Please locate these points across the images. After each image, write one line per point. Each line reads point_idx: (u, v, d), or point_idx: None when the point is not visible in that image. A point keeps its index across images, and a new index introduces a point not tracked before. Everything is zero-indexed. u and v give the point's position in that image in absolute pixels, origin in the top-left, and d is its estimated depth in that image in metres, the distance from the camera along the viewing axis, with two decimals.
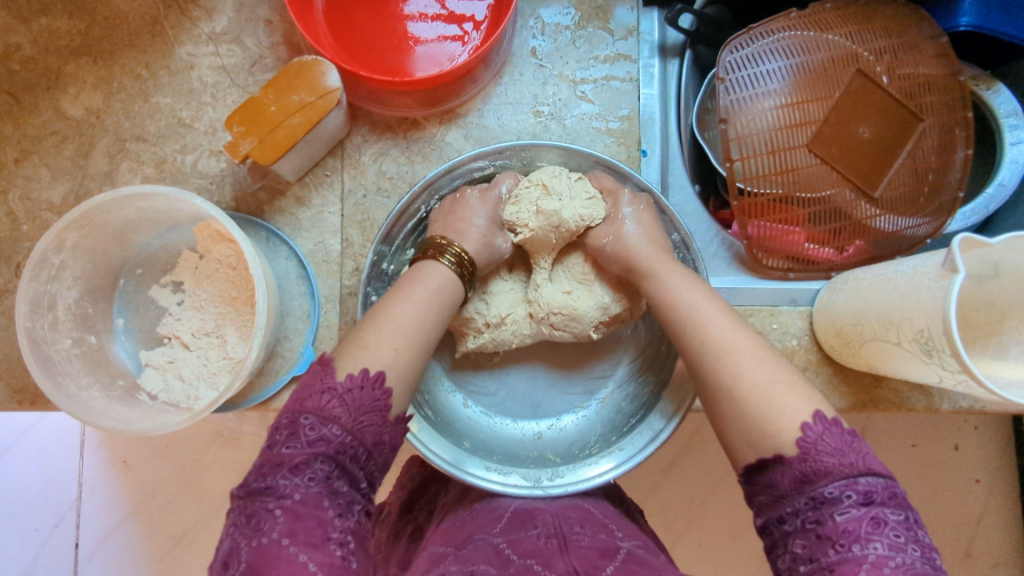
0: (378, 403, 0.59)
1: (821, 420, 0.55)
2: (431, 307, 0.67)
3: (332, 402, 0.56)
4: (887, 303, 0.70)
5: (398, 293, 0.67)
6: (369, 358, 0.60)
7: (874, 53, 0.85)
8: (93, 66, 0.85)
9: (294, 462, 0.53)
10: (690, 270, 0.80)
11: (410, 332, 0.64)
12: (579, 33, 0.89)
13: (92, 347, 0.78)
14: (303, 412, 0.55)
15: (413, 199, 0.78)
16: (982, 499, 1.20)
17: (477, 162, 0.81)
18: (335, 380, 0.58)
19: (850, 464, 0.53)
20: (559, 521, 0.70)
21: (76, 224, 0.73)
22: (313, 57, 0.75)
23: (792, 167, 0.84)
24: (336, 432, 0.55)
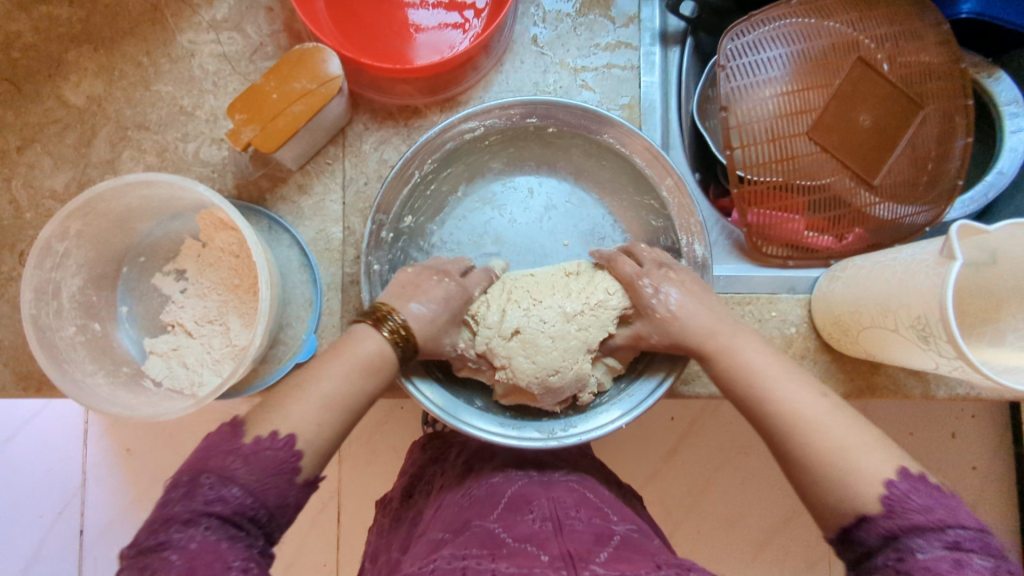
0: (285, 464, 0.58)
1: (907, 477, 0.54)
2: (355, 377, 0.63)
3: (236, 463, 0.56)
4: (886, 292, 0.71)
5: (315, 369, 0.63)
6: (279, 422, 0.59)
7: (875, 41, 0.85)
8: (94, 54, 0.85)
9: (186, 518, 0.52)
10: (691, 224, 0.79)
11: (325, 405, 0.61)
12: (579, 21, 0.88)
13: (97, 334, 0.79)
14: (204, 472, 0.55)
15: (406, 165, 0.77)
16: (977, 485, 1.21)
17: (467, 124, 0.80)
18: (241, 442, 0.57)
19: (939, 521, 0.51)
20: (556, 508, 0.70)
21: (79, 212, 0.73)
22: (314, 45, 0.75)
23: (792, 155, 0.84)
24: (234, 492, 0.55)
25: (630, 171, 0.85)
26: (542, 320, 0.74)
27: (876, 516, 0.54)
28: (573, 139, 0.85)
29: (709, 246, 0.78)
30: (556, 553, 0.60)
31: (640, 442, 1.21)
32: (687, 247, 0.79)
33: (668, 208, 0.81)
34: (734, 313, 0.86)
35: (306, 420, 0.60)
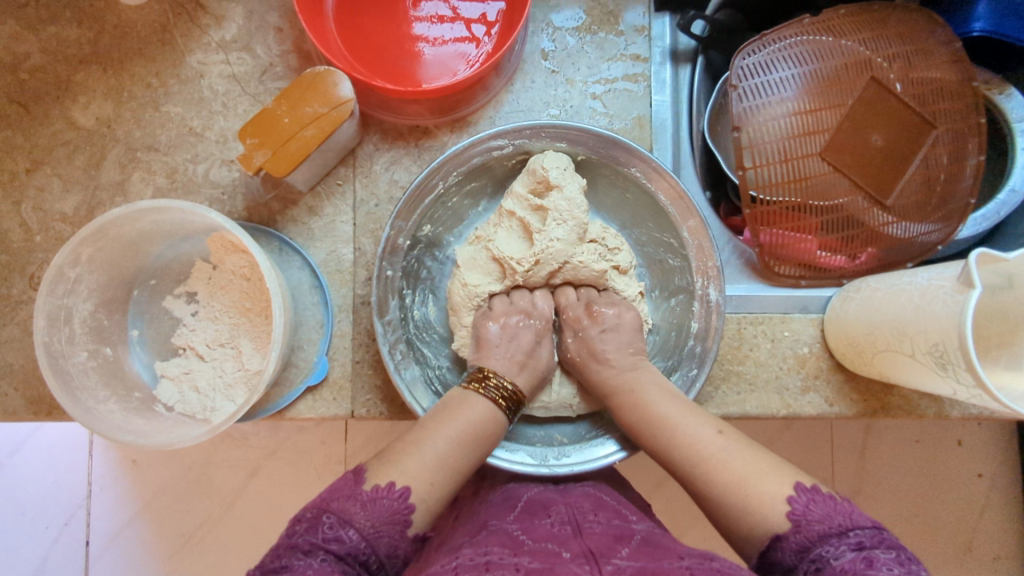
0: (398, 514, 0.59)
1: (804, 492, 0.57)
2: (459, 439, 0.66)
3: (355, 507, 0.57)
4: (902, 316, 0.70)
5: (431, 429, 0.65)
6: (390, 474, 0.60)
7: (887, 60, 0.85)
8: (103, 75, 0.85)
9: (306, 548, 0.53)
10: (708, 267, 0.80)
11: (441, 466, 0.63)
12: (590, 39, 0.88)
13: (108, 358, 0.78)
14: (327, 511, 0.57)
15: (430, 176, 0.77)
16: (985, 494, 1.21)
17: (496, 142, 0.80)
18: (362, 489, 0.59)
19: (838, 526, 0.54)
20: (573, 511, 0.70)
21: (91, 238, 0.73)
22: (325, 68, 0.75)
23: (805, 175, 0.84)
24: (352, 535, 0.56)
25: (653, 206, 0.84)
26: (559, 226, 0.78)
27: (786, 533, 0.56)
28: (599, 167, 0.85)
29: (722, 291, 0.78)
30: (578, 551, 0.61)
31: (647, 455, 1.21)
32: (701, 291, 0.80)
33: (687, 248, 0.81)
34: (747, 334, 0.86)
35: (421, 474, 0.61)
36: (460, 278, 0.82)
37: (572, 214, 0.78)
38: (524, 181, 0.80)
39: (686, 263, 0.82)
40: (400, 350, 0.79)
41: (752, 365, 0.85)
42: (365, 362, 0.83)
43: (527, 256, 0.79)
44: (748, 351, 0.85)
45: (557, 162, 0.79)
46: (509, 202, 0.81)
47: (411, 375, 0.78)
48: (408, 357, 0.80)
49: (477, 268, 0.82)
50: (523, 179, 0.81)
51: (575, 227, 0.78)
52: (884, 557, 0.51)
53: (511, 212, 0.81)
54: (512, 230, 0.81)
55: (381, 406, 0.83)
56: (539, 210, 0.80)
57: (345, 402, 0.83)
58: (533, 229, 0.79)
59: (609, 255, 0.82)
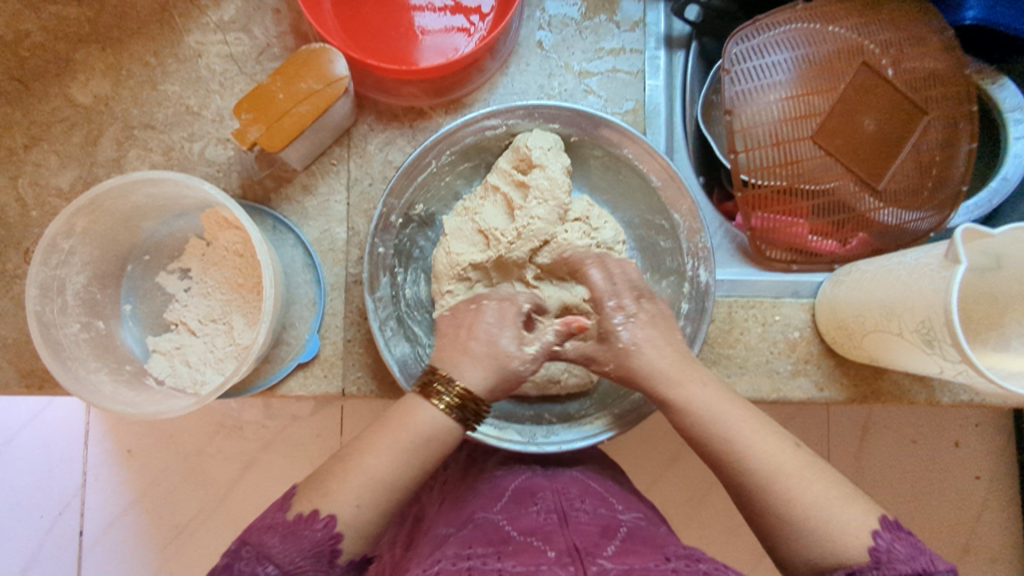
0: (323, 545, 0.60)
1: (889, 527, 0.58)
2: (395, 453, 0.63)
3: (273, 539, 0.60)
4: (890, 296, 0.71)
5: (366, 444, 0.64)
6: (320, 500, 0.61)
7: (880, 46, 0.85)
8: (101, 54, 0.86)
9: (237, 574, 0.58)
10: (699, 247, 0.80)
11: (369, 487, 0.62)
12: (585, 24, 0.89)
13: (100, 331, 0.79)
14: (245, 545, 0.60)
15: (423, 153, 0.78)
16: (981, 493, 1.20)
17: (489, 121, 0.80)
18: (281, 517, 0.61)
19: (917, 568, 0.56)
20: (560, 498, 0.72)
21: (85, 210, 0.73)
22: (320, 45, 0.76)
23: (797, 159, 0.84)
24: (271, 570, 0.59)
25: (647, 190, 0.85)
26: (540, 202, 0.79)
27: (863, 568, 0.57)
28: (591, 150, 0.86)
29: (713, 272, 0.79)
30: (563, 548, 0.61)
31: (641, 447, 1.21)
32: (692, 271, 0.81)
33: (679, 233, 0.82)
34: (737, 317, 0.86)
35: (348, 501, 0.61)
36: (446, 247, 0.81)
37: (554, 194, 0.79)
38: (508, 159, 0.82)
39: (677, 246, 0.83)
40: (391, 327, 0.80)
41: (743, 349, 0.85)
42: (357, 340, 0.84)
43: (511, 229, 0.79)
44: (739, 334, 0.86)
45: (541, 142, 0.80)
46: (494, 177, 0.82)
47: (402, 351, 0.79)
48: (399, 334, 0.80)
49: (463, 238, 0.82)
50: (507, 155, 0.82)
51: (556, 206, 0.80)
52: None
53: (496, 187, 0.82)
54: (497, 204, 0.82)
55: (372, 384, 0.83)
56: (521, 186, 0.81)
57: (336, 379, 0.83)
58: (515, 205, 0.80)
59: (591, 232, 0.81)
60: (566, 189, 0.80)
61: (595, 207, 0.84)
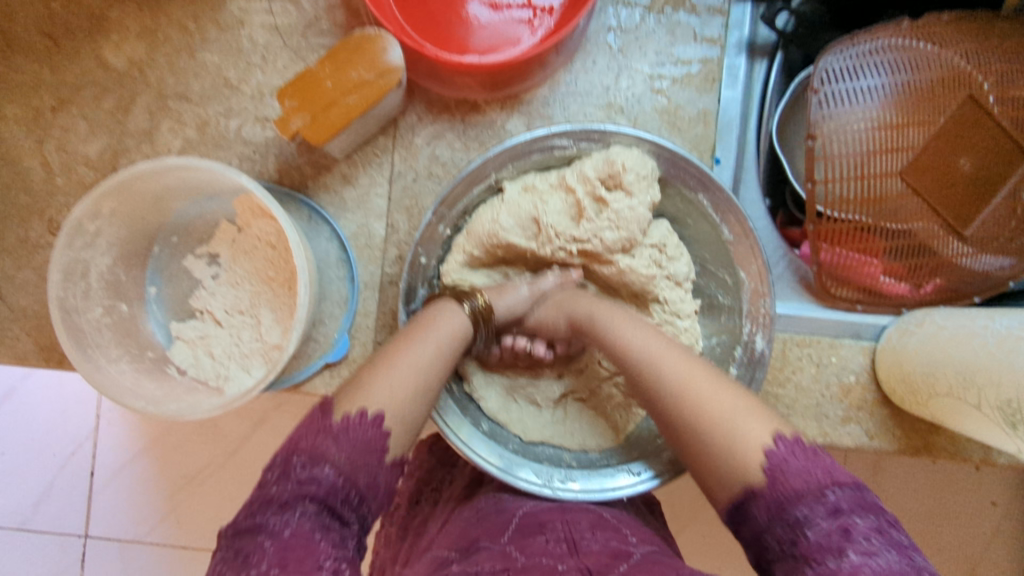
0: (375, 442, 0.59)
1: (784, 441, 0.56)
2: (433, 355, 0.64)
3: (329, 444, 0.57)
4: (969, 364, 0.65)
5: (402, 344, 0.64)
6: (366, 398, 0.60)
7: (991, 78, 0.77)
8: (138, 14, 0.80)
9: (284, 500, 0.54)
10: (759, 311, 0.74)
11: (415, 370, 0.63)
12: (662, 22, 0.81)
13: (123, 315, 0.75)
14: (297, 452, 0.57)
15: (484, 165, 0.70)
16: (995, 526, 1.15)
17: (559, 141, 0.71)
18: (333, 422, 0.59)
19: (821, 484, 0.54)
20: (568, 529, 0.66)
21: (113, 191, 0.69)
22: (375, 30, 0.69)
23: (880, 195, 0.78)
24: (326, 473, 0.56)
25: (714, 242, 0.76)
26: (613, 222, 0.73)
27: (762, 488, 0.55)
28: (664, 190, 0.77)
29: (770, 341, 0.72)
30: (573, 567, 0.59)
31: None
32: (747, 335, 0.74)
33: (743, 292, 0.75)
34: (791, 355, 0.80)
35: (390, 399, 0.61)
36: (495, 213, 0.74)
37: (630, 224, 0.73)
38: (595, 164, 0.72)
39: (736, 307, 0.76)
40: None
41: (794, 389, 0.79)
42: (388, 344, 0.79)
43: (569, 233, 0.74)
44: (791, 373, 0.80)
45: (639, 166, 0.71)
46: (572, 176, 0.73)
47: None
48: None
49: (515, 213, 0.74)
50: (597, 161, 0.72)
51: (625, 238, 0.73)
52: (862, 525, 0.51)
53: (570, 187, 0.73)
54: (566, 204, 0.74)
55: None
56: (599, 200, 0.73)
57: None
58: (584, 214, 0.73)
59: (662, 263, 0.76)
60: (642, 225, 0.73)
61: (673, 235, 0.77)
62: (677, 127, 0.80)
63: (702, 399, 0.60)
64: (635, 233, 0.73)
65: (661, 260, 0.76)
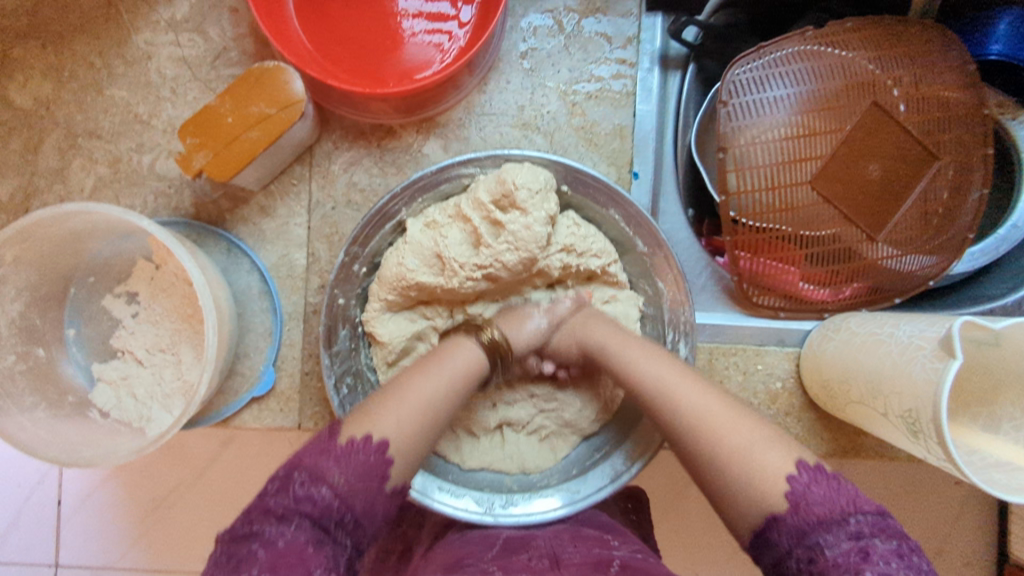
0: (375, 470, 0.56)
1: (806, 468, 0.53)
2: (449, 373, 0.63)
3: (330, 462, 0.55)
4: (876, 373, 0.66)
5: (412, 378, 0.62)
6: (370, 424, 0.58)
7: (896, 82, 0.78)
8: (41, 52, 0.78)
9: (280, 513, 0.52)
10: (680, 318, 0.74)
11: (423, 409, 0.60)
12: (573, 39, 0.81)
13: (40, 361, 0.74)
14: (298, 469, 0.55)
15: (390, 201, 0.70)
16: (961, 509, 1.13)
17: (466, 169, 0.73)
18: (337, 442, 0.57)
19: (845, 510, 0.51)
20: (551, 545, 0.67)
21: (16, 238, 0.67)
22: (275, 63, 0.69)
23: (794, 205, 0.78)
24: (324, 492, 0.53)
25: (616, 230, 0.76)
26: (512, 242, 0.69)
27: (784, 513, 0.52)
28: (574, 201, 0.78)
29: (693, 347, 0.73)
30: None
31: None
32: (672, 342, 0.75)
33: (662, 300, 0.76)
34: (718, 365, 0.81)
35: (400, 428, 0.58)
36: (398, 257, 0.73)
37: (528, 244, 0.69)
38: (487, 189, 0.69)
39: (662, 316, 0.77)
40: (346, 383, 0.74)
41: None
42: (315, 374, 0.79)
43: (471, 262, 0.71)
44: (718, 383, 0.81)
45: (531, 181, 0.69)
46: (468, 205, 0.71)
47: None
48: (357, 391, 0.75)
49: (419, 255, 0.73)
50: (490, 183, 0.70)
51: (526, 258, 0.70)
52: (883, 547, 0.49)
53: (467, 217, 0.71)
54: (464, 232, 0.72)
55: (328, 421, 0.79)
56: (495, 223, 0.71)
57: (293, 414, 0.79)
58: (482, 240, 0.70)
59: (578, 253, 0.74)
60: (541, 241, 0.69)
61: (581, 228, 0.75)
62: (592, 144, 0.81)
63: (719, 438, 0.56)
64: (534, 253, 0.70)
65: (577, 254, 0.74)
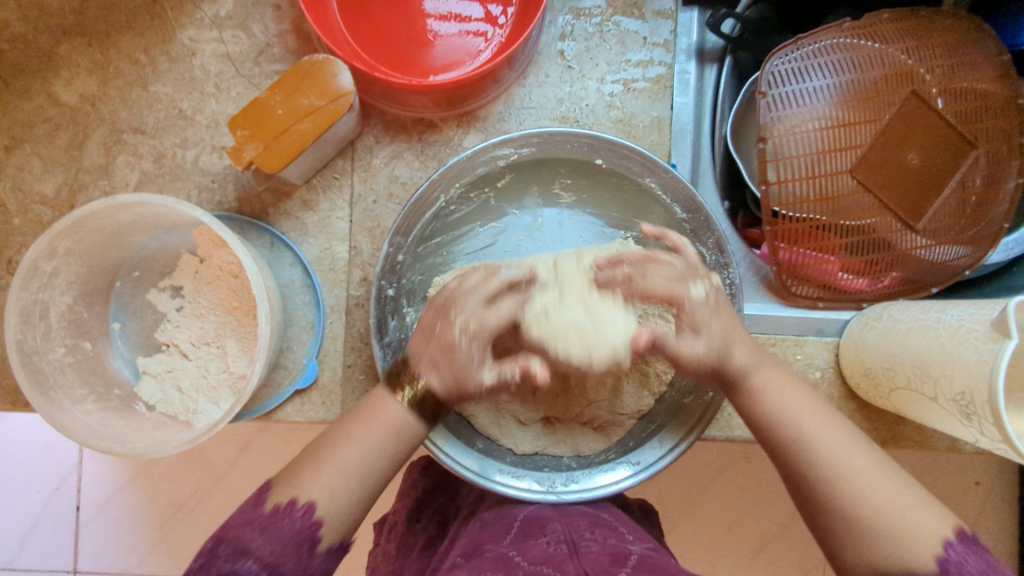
0: (303, 535, 0.59)
1: (964, 539, 0.55)
2: (365, 441, 0.63)
3: (252, 536, 0.58)
4: (923, 357, 0.66)
5: (346, 431, 0.64)
6: (296, 488, 0.61)
7: (931, 72, 0.79)
8: (87, 49, 0.80)
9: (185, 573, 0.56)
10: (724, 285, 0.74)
11: (352, 474, 0.62)
12: (612, 32, 0.82)
13: (87, 353, 0.75)
14: (221, 543, 0.58)
15: (430, 190, 0.72)
16: (980, 504, 1.12)
17: (501, 150, 0.74)
18: (261, 512, 0.60)
19: None
20: (570, 530, 0.67)
21: (68, 230, 0.68)
22: (323, 56, 0.69)
23: (834, 194, 0.79)
24: (251, 565, 0.57)
25: (670, 225, 0.78)
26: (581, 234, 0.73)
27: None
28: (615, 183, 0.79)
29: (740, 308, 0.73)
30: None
31: None
32: None
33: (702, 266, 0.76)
34: None
35: (331, 491, 0.61)
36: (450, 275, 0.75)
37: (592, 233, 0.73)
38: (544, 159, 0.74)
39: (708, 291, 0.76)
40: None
41: None
42: (357, 367, 0.79)
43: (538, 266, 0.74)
44: None
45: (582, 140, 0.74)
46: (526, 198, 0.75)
47: None
48: None
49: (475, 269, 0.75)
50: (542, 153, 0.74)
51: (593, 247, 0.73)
52: None
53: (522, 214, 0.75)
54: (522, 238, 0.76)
55: None
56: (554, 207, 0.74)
57: (334, 406, 0.79)
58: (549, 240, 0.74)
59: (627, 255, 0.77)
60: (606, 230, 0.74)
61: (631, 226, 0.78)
62: (630, 135, 0.81)
63: (839, 458, 0.61)
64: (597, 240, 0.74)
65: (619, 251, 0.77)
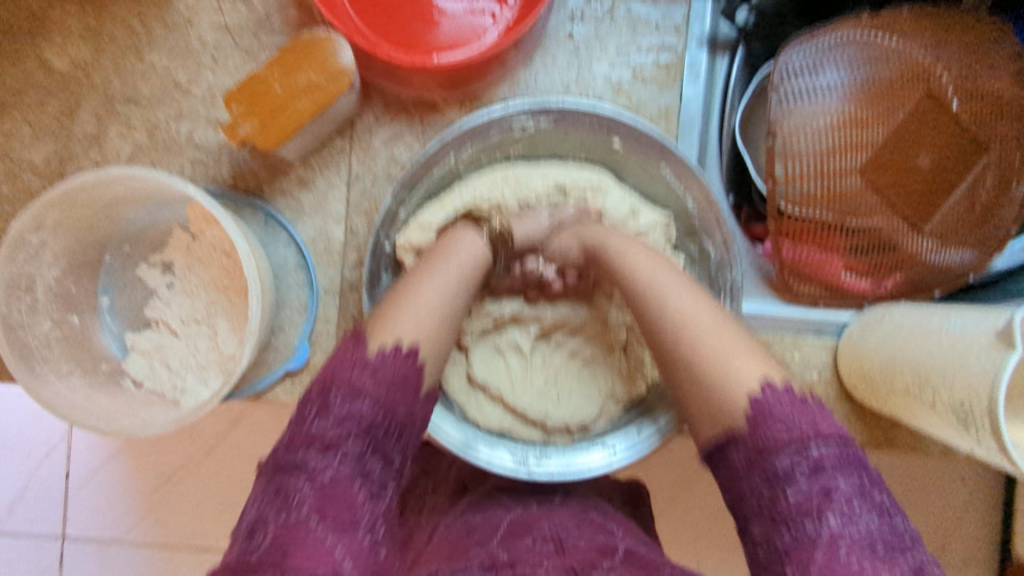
0: (411, 378, 0.58)
1: (773, 388, 0.54)
2: (448, 281, 0.63)
3: (366, 376, 0.57)
4: (925, 364, 0.65)
5: (420, 275, 0.64)
6: (392, 328, 0.59)
7: (947, 73, 0.78)
8: (80, 14, 0.77)
9: (325, 443, 0.54)
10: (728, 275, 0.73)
11: (429, 315, 0.61)
12: (622, 17, 0.79)
13: (74, 328, 0.74)
14: (335, 389, 0.57)
15: (441, 148, 0.70)
16: None
17: (519, 119, 0.72)
18: (368, 354, 0.58)
19: (796, 442, 0.52)
20: (556, 527, 0.65)
21: (57, 203, 0.67)
22: (325, 32, 0.68)
23: (841, 193, 0.78)
24: (366, 406, 0.56)
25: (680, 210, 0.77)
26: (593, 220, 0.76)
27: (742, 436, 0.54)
28: (629, 163, 0.78)
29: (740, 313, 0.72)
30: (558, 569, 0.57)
31: None
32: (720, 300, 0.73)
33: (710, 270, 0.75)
34: None
35: (413, 328, 0.60)
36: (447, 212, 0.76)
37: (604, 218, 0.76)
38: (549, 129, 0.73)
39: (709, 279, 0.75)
40: None
41: None
42: None
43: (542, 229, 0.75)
44: None
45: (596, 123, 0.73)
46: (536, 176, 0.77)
47: None
48: None
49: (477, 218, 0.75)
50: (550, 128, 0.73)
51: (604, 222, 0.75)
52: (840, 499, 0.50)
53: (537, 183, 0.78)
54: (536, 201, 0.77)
55: None
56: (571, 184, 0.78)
57: None
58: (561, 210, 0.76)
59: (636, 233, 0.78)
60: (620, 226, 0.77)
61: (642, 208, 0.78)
62: None
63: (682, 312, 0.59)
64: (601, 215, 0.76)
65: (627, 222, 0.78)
